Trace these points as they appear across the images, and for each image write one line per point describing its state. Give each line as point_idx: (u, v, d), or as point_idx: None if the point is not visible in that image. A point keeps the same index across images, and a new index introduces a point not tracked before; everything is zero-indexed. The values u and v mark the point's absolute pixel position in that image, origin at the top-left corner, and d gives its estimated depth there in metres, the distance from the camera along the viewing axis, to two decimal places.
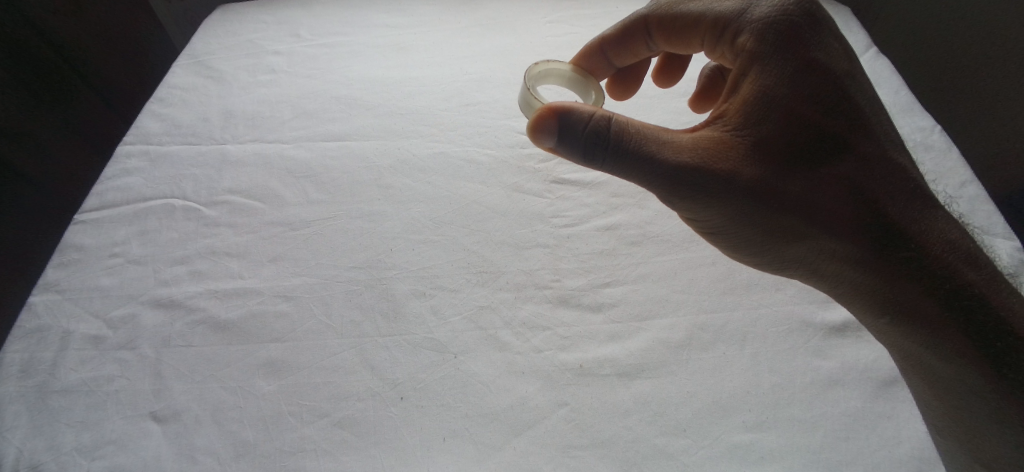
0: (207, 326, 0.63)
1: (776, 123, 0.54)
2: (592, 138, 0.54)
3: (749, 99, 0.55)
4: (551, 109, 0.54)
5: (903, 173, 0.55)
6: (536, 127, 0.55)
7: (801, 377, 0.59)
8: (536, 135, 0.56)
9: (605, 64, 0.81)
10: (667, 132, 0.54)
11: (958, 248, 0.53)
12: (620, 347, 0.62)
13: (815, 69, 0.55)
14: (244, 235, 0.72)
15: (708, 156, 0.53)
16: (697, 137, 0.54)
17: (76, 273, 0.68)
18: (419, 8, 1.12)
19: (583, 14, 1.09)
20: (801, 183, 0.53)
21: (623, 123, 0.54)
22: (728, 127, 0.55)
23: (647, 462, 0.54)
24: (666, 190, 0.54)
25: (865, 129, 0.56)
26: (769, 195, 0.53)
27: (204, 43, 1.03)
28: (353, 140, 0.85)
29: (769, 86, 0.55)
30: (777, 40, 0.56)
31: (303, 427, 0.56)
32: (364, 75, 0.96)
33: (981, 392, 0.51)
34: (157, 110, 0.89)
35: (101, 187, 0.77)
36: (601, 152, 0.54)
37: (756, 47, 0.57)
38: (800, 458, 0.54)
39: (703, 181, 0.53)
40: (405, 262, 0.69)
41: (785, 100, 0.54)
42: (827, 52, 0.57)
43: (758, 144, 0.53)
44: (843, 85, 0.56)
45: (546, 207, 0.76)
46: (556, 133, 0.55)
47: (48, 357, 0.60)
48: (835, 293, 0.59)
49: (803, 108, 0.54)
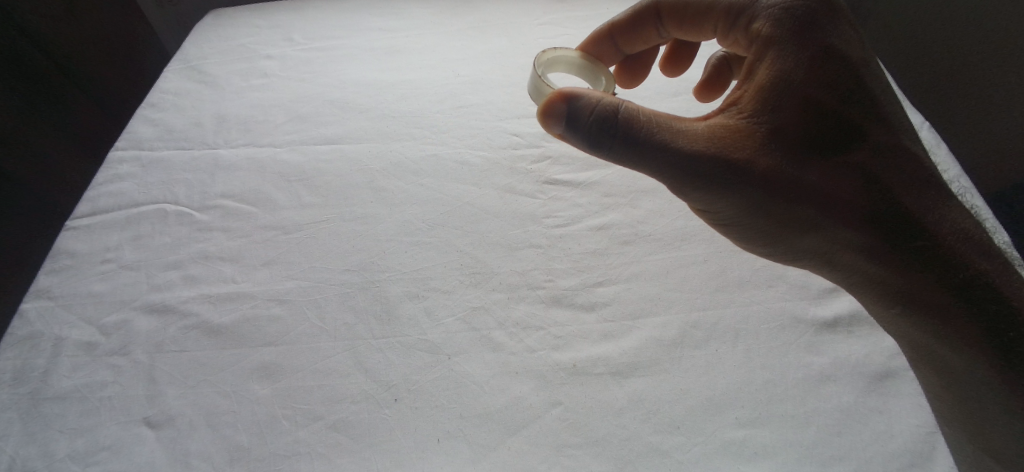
0: (201, 331, 0.64)
1: (790, 110, 0.54)
2: (599, 126, 0.54)
3: (764, 84, 0.56)
4: (561, 94, 0.55)
5: (917, 163, 0.56)
6: (546, 112, 0.56)
7: (794, 372, 0.60)
8: (546, 120, 0.57)
9: (614, 50, 0.82)
10: (679, 120, 0.55)
11: (969, 239, 0.54)
12: (613, 345, 0.62)
13: (830, 56, 0.56)
14: (237, 239, 0.72)
15: (720, 144, 0.53)
16: (709, 125, 0.55)
17: (69, 280, 0.68)
18: (412, 11, 1.12)
19: (575, 15, 1.09)
20: (812, 171, 0.54)
21: (632, 111, 0.54)
22: (743, 114, 0.55)
23: (641, 460, 0.55)
24: (678, 180, 0.54)
25: (877, 118, 0.56)
26: (780, 182, 0.53)
27: (197, 48, 1.03)
28: (346, 144, 0.85)
29: (784, 72, 0.56)
30: (792, 26, 0.57)
31: (297, 430, 0.56)
32: (356, 78, 0.96)
33: (990, 384, 0.52)
34: (149, 115, 0.89)
35: (93, 193, 0.77)
36: (611, 140, 0.54)
37: (771, 33, 0.58)
38: (792, 453, 0.55)
39: (716, 169, 0.53)
40: (400, 265, 0.69)
41: (799, 87, 0.55)
42: (843, 39, 0.57)
43: (772, 132, 0.54)
44: (858, 75, 0.57)
45: (539, 207, 0.76)
46: (564, 120, 0.56)
47: (40, 364, 0.60)
48: (848, 284, 0.59)
49: (817, 96, 0.55)
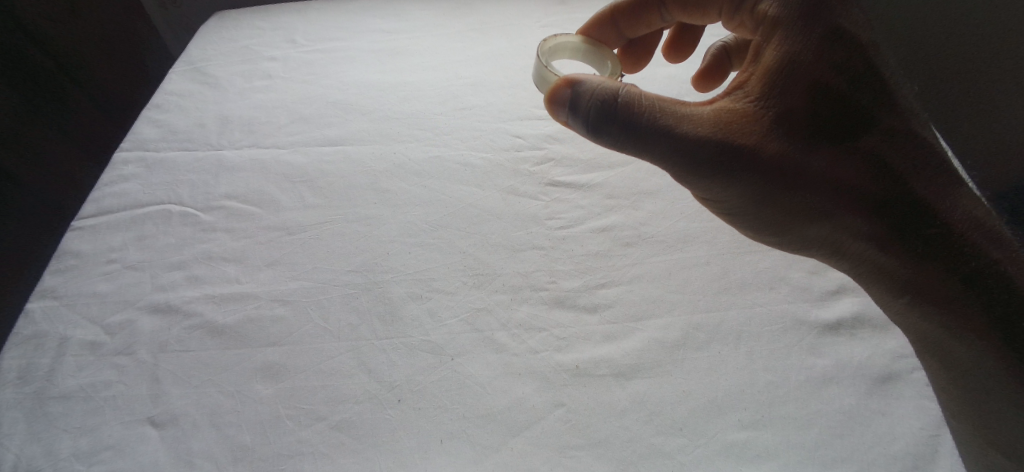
0: (205, 331, 0.64)
1: (799, 93, 0.54)
2: (603, 114, 0.55)
3: (771, 66, 0.55)
4: (568, 81, 0.57)
5: (924, 150, 0.57)
6: (553, 99, 0.58)
7: (796, 374, 0.60)
8: (553, 107, 0.59)
9: (616, 34, 0.83)
10: (685, 106, 0.55)
11: (979, 226, 0.54)
12: (615, 347, 0.62)
13: (838, 38, 0.56)
14: (240, 240, 0.73)
15: (726, 129, 0.53)
16: (716, 109, 0.54)
17: (73, 279, 0.68)
18: (414, 13, 1.12)
19: (576, 17, 1.10)
20: (821, 157, 0.53)
21: (636, 96, 0.54)
22: (750, 97, 0.55)
23: (644, 462, 0.55)
24: (683, 167, 0.55)
25: (885, 104, 0.57)
26: (787, 168, 0.53)
27: (200, 49, 1.04)
28: (348, 145, 0.85)
29: (793, 53, 0.55)
30: (800, 7, 0.57)
31: (300, 430, 0.57)
32: (359, 80, 0.97)
33: (998, 376, 0.54)
34: (153, 117, 0.89)
35: (98, 194, 0.77)
36: (615, 127, 0.55)
37: (779, 14, 0.57)
38: (795, 455, 0.54)
39: (723, 156, 0.53)
40: (402, 266, 0.69)
41: (808, 68, 0.54)
42: (851, 21, 0.57)
43: (780, 115, 0.53)
44: (866, 59, 0.57)
45: (541, 209, 0.76)
46: (568, 106, 0.58)
47: (45, 363, 0.61)
48: (855, 274, 0.60)
49: (826, 78, 0.55)
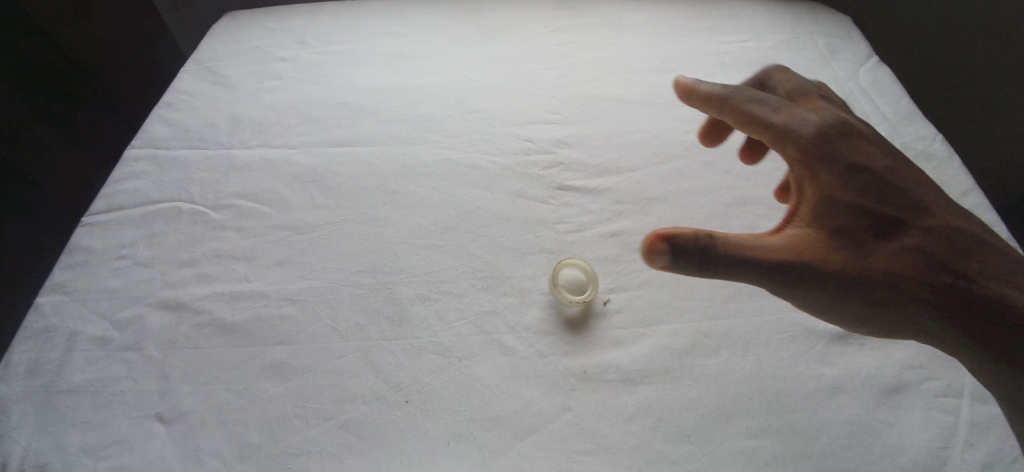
0: (213, 328, 0.64)
1: (851, 209, 0.51)
2: (702, 259, 0.47)
3: (812, 201, 0.53)
4: (662, 235, 0.47)
5: (1010, 261, 0.50)
6: (649, 250, 0.48)
7: (804, 384, 0.59)
8: (650, 257, 0.48)
9: None
10: (755, 240, 0.51)
11: None
12: (623, 352, 0.62)
13: (863, 172, 0.54)
14: (250, 238, 0.73)
15: (800, 254, 0.50)
16: (784, 241, 0.51)
17: (84, 275, 0.68)
18: (425, 17, 1.13)
19: (586, 23, 1.10)
20: (901, 268, 0.49)
21: (720, 241, 0.48)
22: (805, 223, 0.53)
23: (651, 468, 0.54)
24: (785, 286, 0.50)
25: (934, 218, 0.53)
26: (879, 283, 0.49)
27: (212, 49, 1.04)
28: (359, 146, 0.86)
29: (830, 191, 0.52)
30: (827, 161, 0.54)
31: (308, 429, 0.57)
32: (370, 81, 0.97)
33: None
34: (165, 115, 0.90)
35: (109, 190, 0.78)
36: (711, 271, 0.49)
37: (797, 170, 0.56)
38: (803, 464, 0.54)
39: (817, 278, 0.49)
40: (411, 267, 0.70)
41: (849, 200, 0.52)
42: (862, 153, 0.56)
43: (835, 230, 0.51)
44: (897, 185, 0.54)
45: (550, 213, 0.77)
46: (668, 256, 0.47)
47: (54, 357, 0.61)
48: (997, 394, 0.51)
49: (877, 207, 0.52)
